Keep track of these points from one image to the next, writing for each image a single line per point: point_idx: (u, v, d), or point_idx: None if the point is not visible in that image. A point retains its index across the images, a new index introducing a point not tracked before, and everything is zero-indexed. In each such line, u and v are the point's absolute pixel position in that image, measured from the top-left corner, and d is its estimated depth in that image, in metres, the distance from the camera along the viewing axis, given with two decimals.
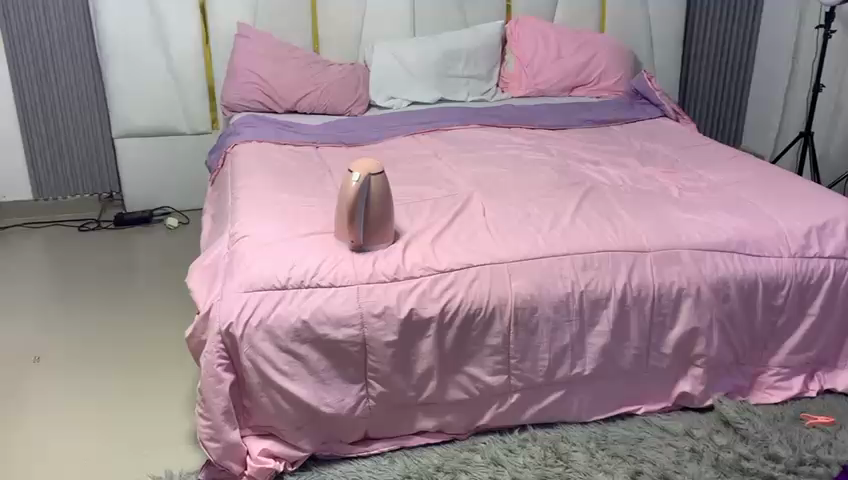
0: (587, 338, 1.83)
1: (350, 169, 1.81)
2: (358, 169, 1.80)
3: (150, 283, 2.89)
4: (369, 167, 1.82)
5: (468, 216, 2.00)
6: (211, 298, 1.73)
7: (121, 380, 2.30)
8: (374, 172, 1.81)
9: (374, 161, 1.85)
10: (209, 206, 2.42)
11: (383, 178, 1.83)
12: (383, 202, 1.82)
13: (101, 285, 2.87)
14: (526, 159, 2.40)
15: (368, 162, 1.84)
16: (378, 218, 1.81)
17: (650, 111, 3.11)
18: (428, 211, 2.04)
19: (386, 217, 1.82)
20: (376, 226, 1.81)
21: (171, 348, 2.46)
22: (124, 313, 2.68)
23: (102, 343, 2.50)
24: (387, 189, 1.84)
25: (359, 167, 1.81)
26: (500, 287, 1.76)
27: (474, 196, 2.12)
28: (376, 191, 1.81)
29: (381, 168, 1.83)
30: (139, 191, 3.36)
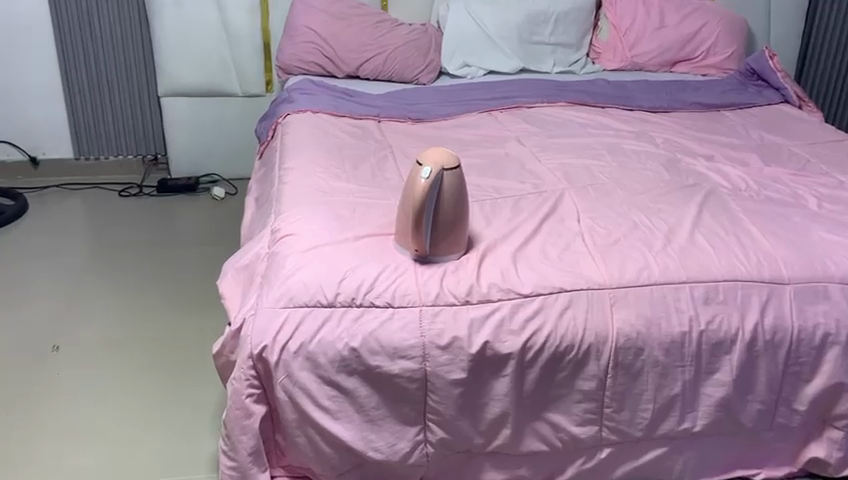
0: (702, 387, 1.47)
1: (419, 160, 1.45)
2: (430, 164, 1.43)
3: (190, 261, 2.59)
4: (442, 161, 1.45)
5: (557, 222, 1.64)
6: (243, 312, 1.41)
7: (147, 381, 2.00)
8: (448, 166, 1.45)
9: (447, 149, 1.48)
10: (253, 184, 2.12)
11: (458, 173, 1.47)
12: (455, 204, 1.47)
13: (136, 261, 2.58)
14: (627, 149, 2.01)
15: (440, 152, 1.47)
16: (448, 224, 1.47)
17: (767, 95, 2.65)
18: (507, 212, 1.69)
19: (459, 223, 1.48)
20: (445, 233, 1.47)
21: (208, 344, 2.16)
22: (159, 294, 2.39)
23: (131, 331, 2.20)
24: (463, 187, 1.48)
25: (430, 159, 1.44)
26: (598, 321, 1.41)
27: (564, 194, 1.75)
28: (449, 191, 1.46)
29: (457, 161, 1.47)
30: (185, 155, 3.09)
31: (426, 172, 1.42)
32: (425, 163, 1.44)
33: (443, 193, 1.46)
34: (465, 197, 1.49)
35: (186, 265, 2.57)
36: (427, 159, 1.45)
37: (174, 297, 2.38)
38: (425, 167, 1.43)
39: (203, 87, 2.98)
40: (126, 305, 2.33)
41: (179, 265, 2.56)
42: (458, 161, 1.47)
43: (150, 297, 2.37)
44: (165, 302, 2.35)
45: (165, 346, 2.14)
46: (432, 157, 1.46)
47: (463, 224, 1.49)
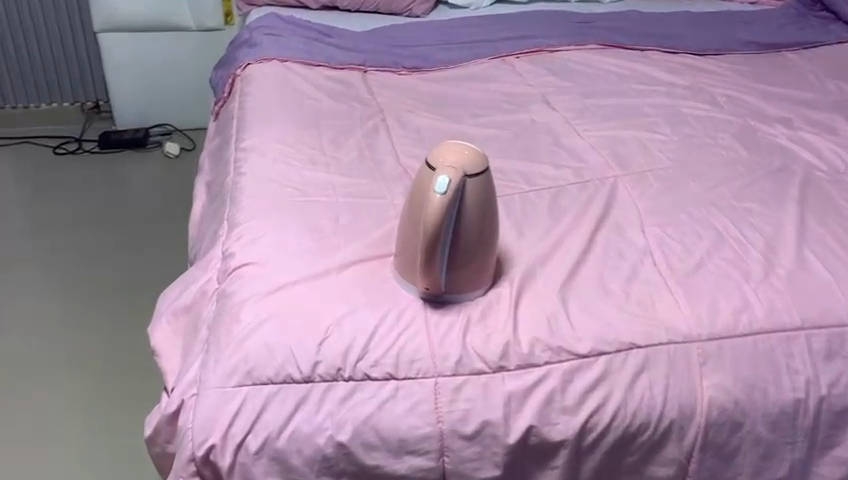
0: (817, 468, 1.07)
1: (433, 162, 1.01)
2: (446, 172, 0.98)
3: (132, 253, 2.12)
4: (462, 166, 1.00)
5: (614, 233, 1.21)
6: (181, 387, 0.99)
7: (64, 431, 1.61)
8: (470, 172, 1.01)
9: (467, 146, 1.03)
10: (205, 159, 1.65)
11: (485, 181, 1.03)
12: (480, 224, 1.04)
13: (67, 252, 2.12)
14: (687, 115, 1.56)
15: (458, 151, 1.02)
16: (470, 252, 1.04)
17: (836, 31, 2.18)
18: (544, 215, 1.25)
19: (486, 248, 1.06)
20: (467, 264, 1.04)
21: (142, 385, 1.72)
22: (89, 305, 1.94)
23: (50, 352, 1.80)
24: (492, 199, 1.05)
25: (444, 164, 1.00)
26: (683, 389, 1.01)
27: (617, 187, 1.31)
28: (473, 206, 1.02)
29: (485, 161, 1.03)
30: (132, 103, 2.60)
31: (441, 186, 0.97)
32: (438, 171, 0.99)
33: (463, 210, 1.02)
34: (495, 212, 1.06)
35: (126, 258, 2.10)
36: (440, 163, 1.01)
37: (107, 307, 1.93)
38: (438, 176, 0.98)
39: (149, 20, 2.44)
40: (47, 313, 1.91)
41: (117, 259, 2.09)
42: (484, 163, 1.03)
43: (79, 309, 1.92)
44: (96, 312, 1.91)
45: (89, 385, 1.71)
46: (448, 159, 1.01)
47: (491, 249, 1.07)
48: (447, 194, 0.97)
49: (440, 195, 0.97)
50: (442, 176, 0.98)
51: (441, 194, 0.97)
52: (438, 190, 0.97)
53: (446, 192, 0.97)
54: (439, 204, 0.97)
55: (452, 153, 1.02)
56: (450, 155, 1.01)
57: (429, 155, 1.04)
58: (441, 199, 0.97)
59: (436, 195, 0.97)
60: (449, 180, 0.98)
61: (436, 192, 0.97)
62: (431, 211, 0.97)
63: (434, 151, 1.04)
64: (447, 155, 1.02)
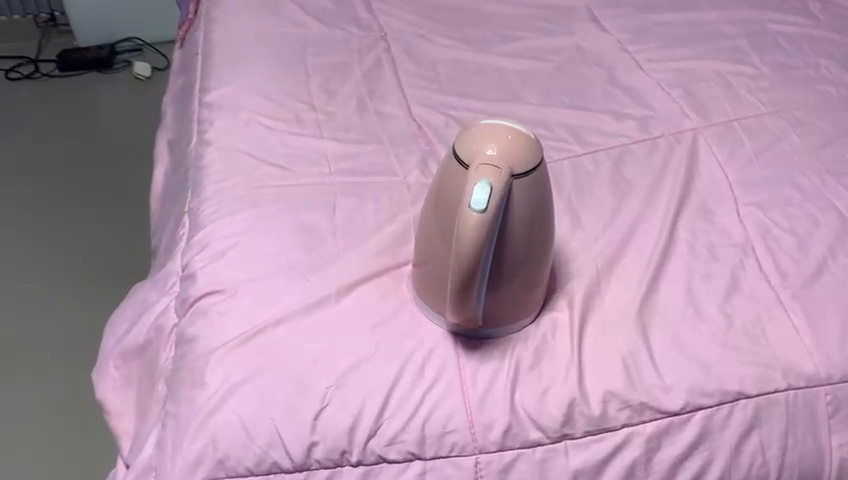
0: None
1: (468, 158, 0.71)
2: (485, 177, 0.68)
3: (91, 209, 1.79)
4: (508, 163, 0.70)
5: (700, 218, 0.91)
6: (134, 474, 0.74)
7: None
8: (518, 172, 0.71)
9: (513, 131, 0.72)
10: (168, 105, 1.33)
11: (537, 180, 0.72)
12: (530, 237, 0.74)
13: (16, 205, 1.80)
14: (776, 34, 1.22)
15: (500, 138, 0.71)
16: (515, 274, 0.75)
17: None
18: (605, 193, 0.95)
19: (537, 266, 0.77)
20: (510, 290, 0.76)
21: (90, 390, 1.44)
22: (39, 276, 1.64)
23: None
24: (546, 201, 0.75)
25: (483, 163, 0.69)
26: (806, 452, 0.75)
27: (697, 146, 1.00)
28: (521, 216, 0.73)
29: (537, 150, 0.73)
30: (91, 14, 2.22)
31: (480, 199, 0.67)
32: (474, 172, 0.69)
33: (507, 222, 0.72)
34: (550, 217, 0.76)
35: (85, 216, 1.78)
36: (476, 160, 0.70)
37: (58, 281, 1.63)
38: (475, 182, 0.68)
39: None
40: None
41: (72, 217, 1.77)
42: (537, 155, 0.72)
43: (26, 281, 1.63)
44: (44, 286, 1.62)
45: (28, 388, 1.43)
46: (488, 152, 0.70)
47: (544, 264, 0.78)
48: (489, 210, 0.67)
49: (478, 211, 0.66)
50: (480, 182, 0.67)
51: (480, 210, 0.66)
52: (476, 205, 0.67)
53: (488, 208, 0.67)
54: (477, 226, 0.67)
55: (492, 141, 0.71)
56: (490, 146, 0.71)
57: (459, 143, 0.73)
58: (481, 218, 0.67)
59: (471, 212, 0.67)
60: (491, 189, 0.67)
61: (472, 207, 0.67)
62: (464, 236, 0.67)
63: (466, 137, 0.73)
64: (485, 145, 0.71)
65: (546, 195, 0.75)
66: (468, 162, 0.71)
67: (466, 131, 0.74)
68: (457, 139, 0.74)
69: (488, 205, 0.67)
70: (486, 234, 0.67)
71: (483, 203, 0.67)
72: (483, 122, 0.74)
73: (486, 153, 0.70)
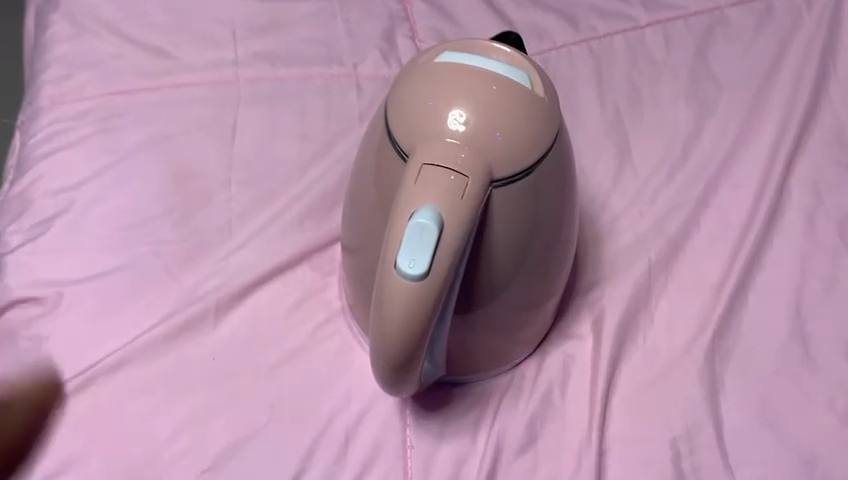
0: None
1: (411, 142, 0.37)
2: (434, 199, 0.34)
3: None
4: (485, 160, 0.36)
5: (832, 162, 0.55)
6: None
7: None
8: (504, 172, 0.37)
9: (506, 82, 0.37)
10: None
11: (545, 173, 0.38)
12: (528, 261, 0.42)
13: None
14: None
15: (477, 104, 0.36)
16: (498, 313, 0.44)
17: None
18: (678, 104, 0.58)
19: (541, 292, 0.45)
20: (491, 332, 0.45)
21: None
22: None
23: None
24: (560, 198, 0.41)
25: (435, 161, 0.35)
26: None
27: (841, 19, 0.61)
28: (510, 235, 0.40)
29: (551, 118, 0.38)
30: None
31: (420, 252, 0.34)
32: (414, 183, 0.35)
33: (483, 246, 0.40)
34: (568, 215, 0.43)
35: None
36: (421, 152, 0.36)
37: None
38: (413, 208, 0.34)
39: None
40: None
41: None
42: (549, 132, 0.38)
43: None
44: None
45: None
46: (449, 135, 0.36)
47: (557, 282, 0.46)
48: (436, 270, 0.34)
49: (414, 275, 0.34)
50: (421, 214, 0.34)
51: (418, 273, 0.34)
52: (410, 262, 0.34)
53: (435, 268, 0.34)
54: (412, 297, 0.34)
55: (461, 109, 0.36)
56: (456, 119, 0.36)
57: (400, 98, 0.38)
58: (420, 285, 0.34)
59: (401, 274, 0.34)
60: (443, 226, 0.34)
61: (402, 264, 0.34)
62: (386, 312, 0.35)
63: (414, 88, 0.38)
64: (445, 118, 0.36)
65: (562, 188, 0.41)
66: (410, 148, 0.37)
67: (417, 74, 0.38)
68: (401, 86, 0.39)
69: (436, 263, 0.34)
70: (431, 308, 0.35)
71: (425, 259, 0.34)
72: (450, 58, 0.38)
73: (445, 139, 0.36)
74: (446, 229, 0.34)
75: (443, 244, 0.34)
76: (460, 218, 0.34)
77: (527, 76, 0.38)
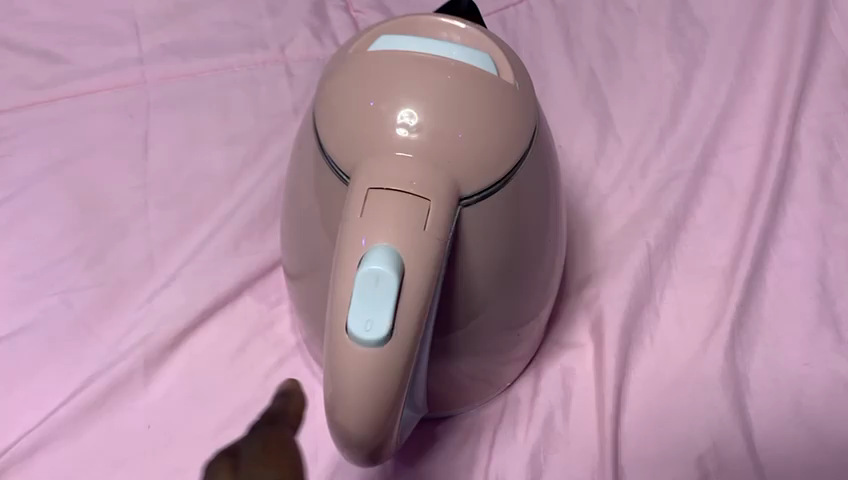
0: None
1: (352, 159, 0.29)
2: (387, 237, 0.26)
3: None
4: (449, 174, 0.28)
5: (842, 107, 0.47)
6: None
7: None
8: (474, 186, 0.29)
9: (464, 69, 0.29)
10: None
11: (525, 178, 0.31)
12: (512, 283, 0.34)
13: None
14: None
15: (429, 97, 0.28)
16: (482, 344, 0.36)
17: None
18: (661, 57, 0.50)
19: (531, 312, 0.38)
20: (474, 365, 0.38)
21: None
22: None
23: None
24: (545, 203, 0.33)
25: (384, 183, 0.27)
26: None
27: None
28: (487, 257, 0.32)
29: (523, 98, 0.30)
30: None
31: (377, 309, 0.26)
32: (358, 217, 0.27)
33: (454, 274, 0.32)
34: (556, 219, 0.36)
35: None
36: (365, 173, 0.27)
37: None
38: (362, 250, 0.26)
39: None
40: None
41: None
42: (525, 127, 0.30)
43: None
44: None
45: None
46: (398, 147, 0.28)
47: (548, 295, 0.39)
48: (400, 328, 0.26)
49: (372, 340, 0.26)
50: (371, 259, 0.26)
51: (378, 337, 0.26)
52: (365, 324, 0.26)
53: (398, 325, 0.26)
54: (374, 366, 0.26)
55: (410, 110, 0.28)
56: (405, 125, 0.28)
57: (330, 102, 0.30)
58: (382, 349, 0.26)
59: (355, 340, 0.26)
60: (404, 271, 0.26)
61: (355, 328, 0.26)
62: (341, 387, 0.27)
63: (347, 88, 0.30)
64: (391, 124, 0.28)
65: (546, 190, 0.33)
66: (351, 167, 0.29)
67: (348, 68, 0.30)
68: (328, 89, 0.30)
69: (399, 319, 0.26)
70: (400, 375, 0.27)
71: (384, 317, 0.26)
72: (389, 45, 0.30)
73: (394, 153, 0.28)
74: (407, 273, 0.26)
75: (406, 293, 0.26)
76: (424, 257, 0.26)
77: (489, 58, 0.30)
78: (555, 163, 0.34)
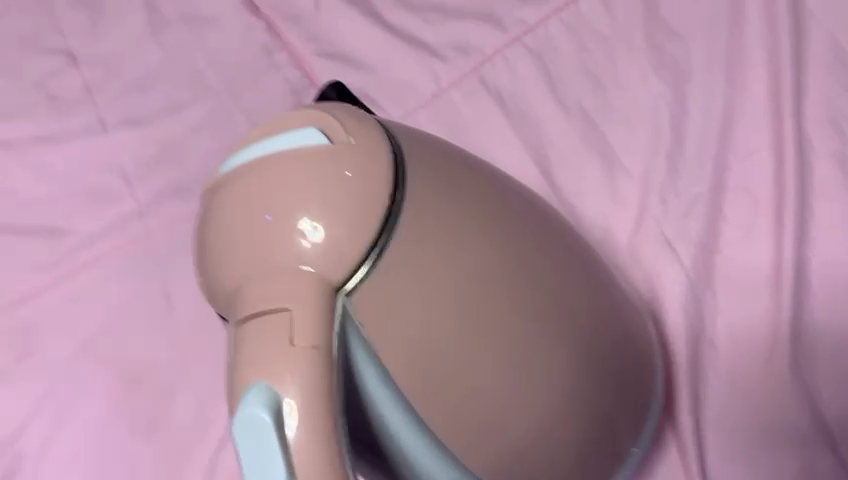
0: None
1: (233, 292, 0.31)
2: (262, 374, 0.29)
3: None
4: (310, 273, 0.30)
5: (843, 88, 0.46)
6: None
7: None
8: (344, 273, 0.30)
9: (309, 154, 0.32)
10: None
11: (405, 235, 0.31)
12: (505, 366, 0.32)
13: None
14: None
15: (274, 206, 0.31)
16: (507, 413, 0.32)
17: None
18: (648, 81, 0.49)
19: (566, 410, 0.33)
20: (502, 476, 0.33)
21: None
22: None
23: None
24: (520, 273, 0.33)
25: (258, 309, 0.30)
26: None
27: None
28: (451, 340, 0.31)
29: (358, 153, 0.32)
30: None
31: (269, 457, 0.28)
32: (239, 358, 0.29)
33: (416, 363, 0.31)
34: (564, 306, 0.34)
35: None
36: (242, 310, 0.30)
37: None
38: (244, 389, 0.29)
39: None
40: None
41: None
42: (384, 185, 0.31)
43: None
44: None
45: None
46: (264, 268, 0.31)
47: (607, 337, 0.35)
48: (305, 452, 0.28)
49: None
50: (243, 414, 0.28)
51: (280, 479, 0.28)
52: (265, 473, 0.28)
53: (294, 456, 0.28)
54: None
55: (295, 222, 0.31)
56: (297, 235, 0.30)
57: (207, 236, 0.33)
58: None
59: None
60: (281, 398, 0.28)
61: (261, 479, 0.28)
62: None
63: (213, 216, 0.33)
64: (245, 252, 0.31)
65: (519, 269, 0.33)
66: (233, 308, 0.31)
67: (212, 204, 0.33)
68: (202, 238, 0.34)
69: (293, 452, 0.28)
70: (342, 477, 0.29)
71: (276, 468, 0.28)
72: (236, 158, 0.33)
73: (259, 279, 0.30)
74: (287, 398, 0.28)
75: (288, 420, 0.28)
76: (307, 368, 0.28)
77: (315, 133, 0.32)
78: (545, 250, 0.34)
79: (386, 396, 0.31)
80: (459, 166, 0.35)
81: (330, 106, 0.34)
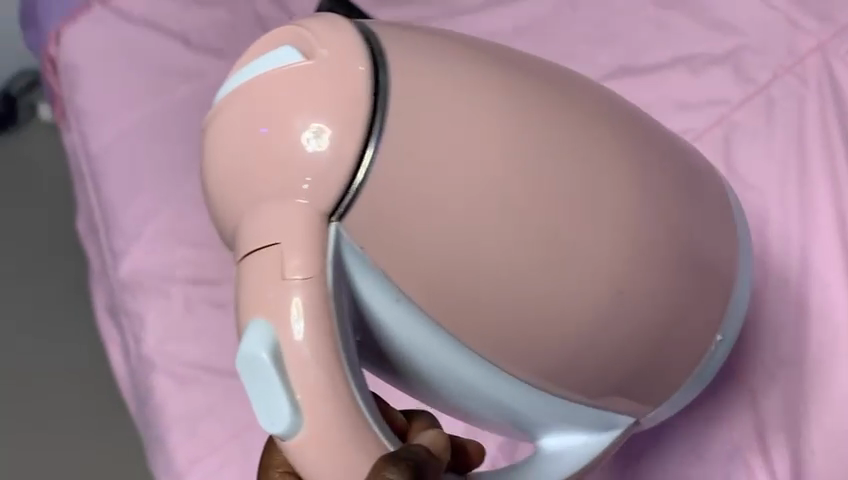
0: None
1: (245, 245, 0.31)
2: (262, 313, 0.29)
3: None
4: (303, 200, 0.28)
5: None
6: None
7: None
8: (333, 199, 0.28)
9: (290, 74, 0.29)
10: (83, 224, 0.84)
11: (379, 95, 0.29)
12: (527, 250, 0.29)
13: None
14: None
15: (252, 103, 0.29)
16: (539, 318, 0.30)
17: None
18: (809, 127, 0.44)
19: (638, 327, 0.32)
20: (558, 408, 0.32)
21: None
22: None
23: None
24: (582, 172, 0.30)
25: (254, 246, 0.29)
26: None
27: None
28: (456, 220, 0.29)
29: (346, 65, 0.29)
30: None
31: (272, 395, 0.28)
32: (243, 291, 0.29)
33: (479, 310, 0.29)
34: (598, 184, 0.30)
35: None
36: (247, 235, 0.29)
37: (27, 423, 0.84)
38: (245, 323, 0.29)
39: None
40: None
41: None
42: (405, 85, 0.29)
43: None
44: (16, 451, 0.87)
45: None
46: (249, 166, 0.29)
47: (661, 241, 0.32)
48: (319, 413, 0.28)
49: (281, 428, 0.28)
50: (242, 351, 0.28)
51: (284, 423, 0.28)
52: (270, 419, 0.29)
53: (305, 414, 0.28)
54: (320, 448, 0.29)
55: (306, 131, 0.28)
56: (305, 143, 0.28)
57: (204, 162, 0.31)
58: (300, 426, 0.29)
59: (279, 437, 0.29)
60: (279, 343, 0.28)
61: (266, 424, 0.29)
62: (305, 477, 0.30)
63: (207, 136, 0.31)
64: (224, 146, 0.30)
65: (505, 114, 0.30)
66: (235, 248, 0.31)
67: (210, 123, 0.31)
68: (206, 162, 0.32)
69: (304, 413, 0.28)
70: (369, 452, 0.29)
71: (281, 412, 0.28)
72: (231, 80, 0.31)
73: (253, 192, 0.29)
74: (286, 346, 0.28)
75: (290, 368, 0.28)
76: (312, 306, 0.28)
77: (295, 52, 0.30)
78: (571, 121, 0.31)
79: (432, 329, 0.30)
80: (489, 57, 0.31)
81: (306, 17, 0.31)
